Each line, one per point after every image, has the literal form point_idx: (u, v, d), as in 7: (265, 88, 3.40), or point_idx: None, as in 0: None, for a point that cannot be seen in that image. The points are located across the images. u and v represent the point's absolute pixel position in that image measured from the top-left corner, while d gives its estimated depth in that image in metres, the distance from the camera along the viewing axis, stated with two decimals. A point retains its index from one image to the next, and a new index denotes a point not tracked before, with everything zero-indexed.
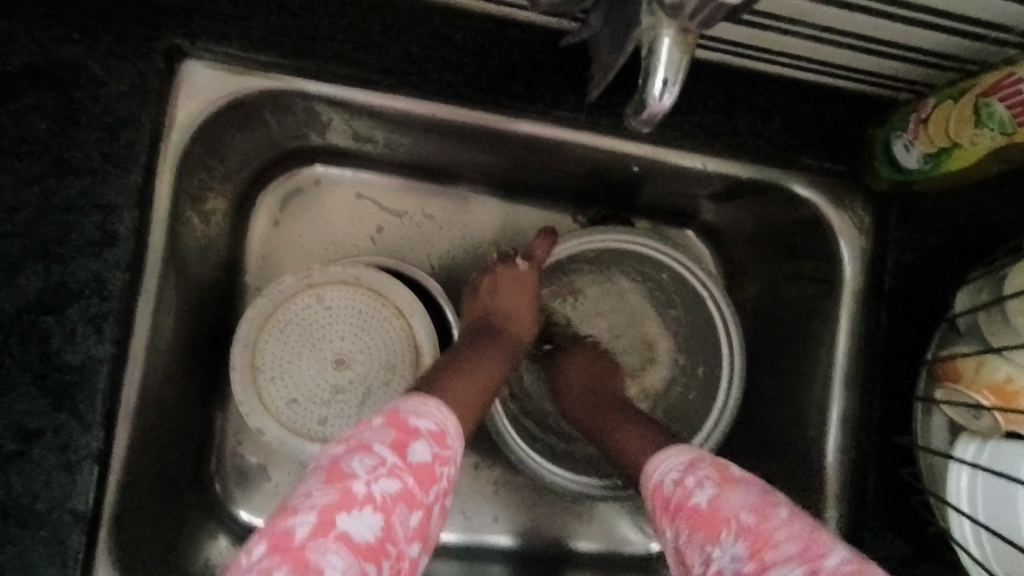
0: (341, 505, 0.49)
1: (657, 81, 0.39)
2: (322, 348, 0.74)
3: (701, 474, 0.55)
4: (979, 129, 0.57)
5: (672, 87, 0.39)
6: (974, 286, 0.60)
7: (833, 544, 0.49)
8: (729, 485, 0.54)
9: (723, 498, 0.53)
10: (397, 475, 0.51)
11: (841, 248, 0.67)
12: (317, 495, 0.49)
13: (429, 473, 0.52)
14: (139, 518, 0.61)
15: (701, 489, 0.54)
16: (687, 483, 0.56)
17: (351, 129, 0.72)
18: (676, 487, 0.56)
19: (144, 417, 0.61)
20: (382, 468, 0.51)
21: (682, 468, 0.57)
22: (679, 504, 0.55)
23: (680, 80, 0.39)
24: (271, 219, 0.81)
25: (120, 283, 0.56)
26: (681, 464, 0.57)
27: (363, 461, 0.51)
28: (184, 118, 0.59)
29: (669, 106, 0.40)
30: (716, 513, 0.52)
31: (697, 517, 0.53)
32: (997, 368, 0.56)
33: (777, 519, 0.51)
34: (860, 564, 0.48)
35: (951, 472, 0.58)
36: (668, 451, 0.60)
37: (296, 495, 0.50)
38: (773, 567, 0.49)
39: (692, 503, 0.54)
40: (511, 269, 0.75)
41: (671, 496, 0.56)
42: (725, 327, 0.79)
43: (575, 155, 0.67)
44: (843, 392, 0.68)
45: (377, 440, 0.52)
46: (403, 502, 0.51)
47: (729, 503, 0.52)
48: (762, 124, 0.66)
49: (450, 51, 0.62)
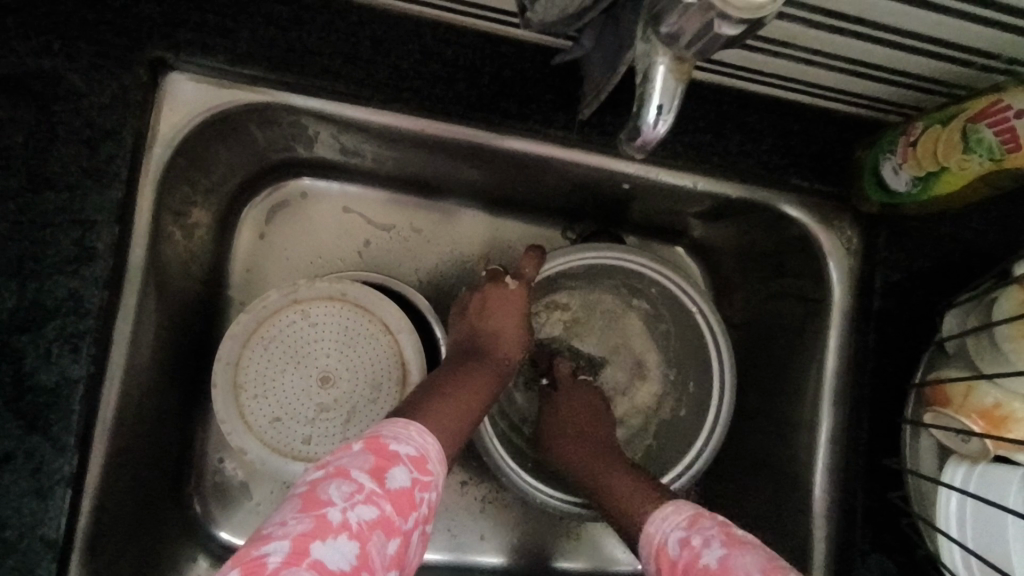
0: (316, 533, 0.47)
1: (652, 107, 0.38)
2: (306, 365, 0.73)
3: (709, 532, 0.52)
4: (967, 155, 0.57)
5: (667, 114, 0.38)
6: (963, 310, 0.60)
7: None
8: (738, 547, 0.50)
9: (732, 558, 0.49)
10: (375, 502, 0.50)
11: (829, 268, 0.67)
12: (291, 523, 0.48)
13: (408, 499, 0.52)
14: (113, 544, 0.59)
15: (710, 547, 0.51)
16: (694, 543, 0.53)
17: (338, 143, 0.71)
18: (683, 548, 0.53)
19: (121, 438, 0.59)
20: (359, 494, 0.50)
21: (683, 531, 0.54)
22: (689, 566, 0.51)
23: (675, 106, 0.39)
24: (256, 232, 0.80)
25: (98, 301, 0.54)
26: (684, 523, 0.55)
27: (340, 487, 0.50)
28: (168, 131, 0.58)
29: (663, 133, 0.39)
30: (727, 574, 0.49)
31: (706, 575, 0.50)
32: (985, 393, 0.56)
33: (743, 552, 0.50)
34: None
35: (941, 498, 0.58)
36: (670, 510, 0.57)
37: (269, 523, 0.48)
38: None
39: (700, 563, 0.51)
40: (501, 289, 0.73)
41: (677, 559, 0.53)
42: (714, 343, 0.76)
43: (564, 171, 0.67)
44: (832, 413, 0.68)
45: (355, 466, 0.51)
46: (380, 530, 0.50)
47: (739, 564, 0.49)
48: (752, 144, 0.66)
49: (440, 67, 0.61)
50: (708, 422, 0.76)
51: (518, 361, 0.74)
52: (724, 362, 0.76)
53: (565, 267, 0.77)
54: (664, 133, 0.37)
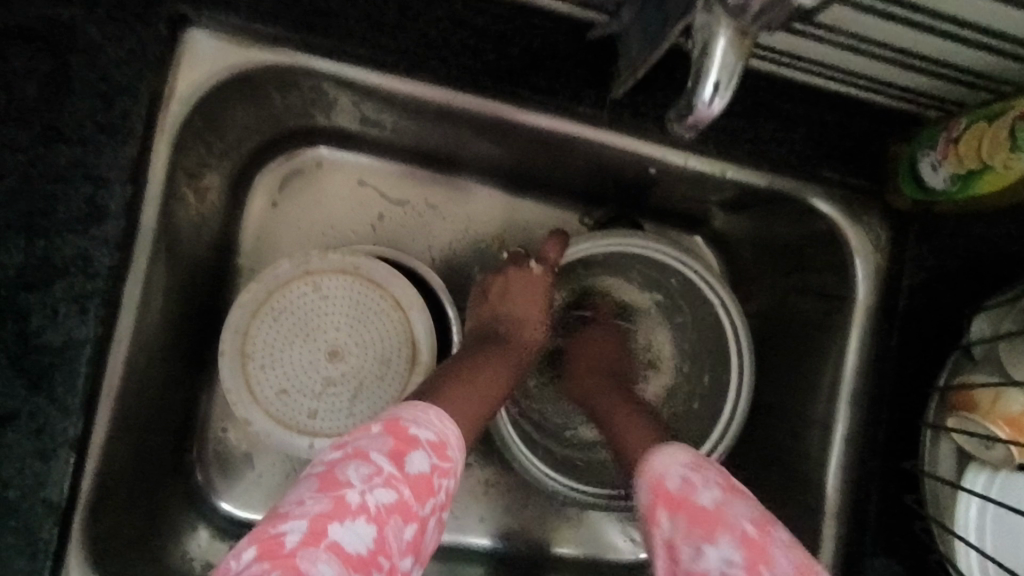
0: (334, 514, 0.48)
1: (709, 83, 0.36)
2: (316, 338, 0.72)
3: (711, 476, 0.53)
4: (1014, 152, 0.54)
5: (724, 91, 0.36)
6: (993, 313, 0.58)
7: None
8: (734, 493, 0.52)
9: (728, 504, 0.51)
10: (394, 486, 0.50)
11: (857, 267, 0.65)
12: (309, 503, 0.48)
13: (427, 485, 0.51)
14: (116, 508, 0.58)
15: (709, 488, 0.52)
16: (694, 481, 0.53)
17: (358, 112, 0.69)
18: (681, 483, 0.53)
19: (127, 404, 0.58)
20: (377, 476, 0.50)
21: (686, 467, 0.54)
22: (681, 500, 0.52)
23: (732, 85, 0.37)
24: (268, 199, 0.78)
25: (108, 261, 0.53)
26: (686, 462, 0.54)
27: (358, 470, 0.50)
28: (186, 88, 0.55)
29: (717, 113, 0.37)
30: (720, 514, 0.50)
31: (699, 513, 0.51)
32: (1015, 400, 0.54)
33: (775, 538, 0.49)
34: None
35: (961, 503, 0.57)
36: (670, 447, 0.56)
37: (288, 502, 0.48)
38: None
39: (697, 500, 0.51)
40: (524, 272, 0.73)
41: (672, 490, 0.53)
42: (733, 334, 0.75)
43: (592, 152, 0.65)
44: (849, 413, 0.66)
45: (373, 448, 0.51)
46: (398, 514, 0.49)
47: (733, 511, 0.50)
48: (786, 133, 0.64)
49: (471, 36, 0.59)
50: (725, 415, 0.75)
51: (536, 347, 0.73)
52: (742, 340, 0.74)
53: (591, 253, 0.75)
54: (720, 112, 0.35)
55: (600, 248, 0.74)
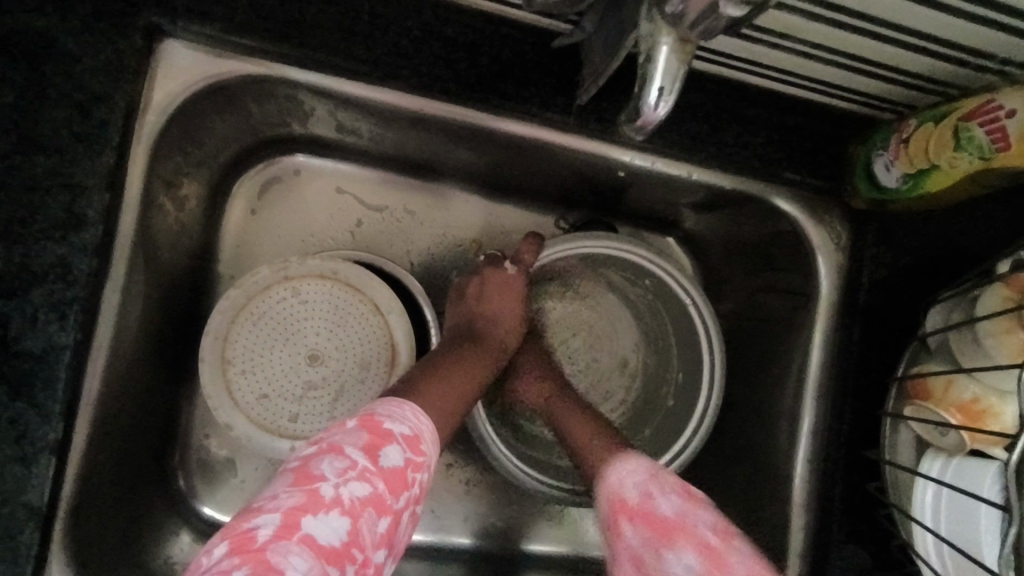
0: (308, 508, 0.49)
1: (653, 89, 0.38)
2: (295, 342, 0.73)
3: (667, 486, 0.58)
4: (958, 152, 0.57)
5: (669, 96, 0.38)
6: (947, 305, 0.60)
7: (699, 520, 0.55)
8: (694, 501, 0.56)
9: (688, 513, 0.55)
10: (367, 479, 0.51)
11: (818, 263, 0.69)
12: (282, 497, 0.49)
13: (400, 479, 0.53)
14: (96, 513, 0.59)
15: (666, 497, 0.57)
16: (653, 494, 0.57)
17: (335, 121, 0.71)
18: (639, 497, 0.58)
19: (106, 408, 0.58)
20: (352, 471, 0.51)
21: (642, 482, 0.59)
22: (643, 511, 0.57)
23: (676, 90, 0.39)
24: (248, 206, 0.79)
25: (87, 268, 0.54)
26: (643, 477, 0.59)
27: (333, 463, 0.51)
28: (163, 100, 0.57)
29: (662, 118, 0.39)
30: (682, 523, 0.55)
31: (660, 522, 0.55)
32: (964, 388, 0.56)
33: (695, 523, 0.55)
34: (722, 530, 0.54)
35: (917, 489, 0.59)
36: (624, 462, 0.61)
37: (262, 496, 0.50)
38: None
39: (656, 510, 0.56)
40: (499, 273, 0.75)
41: (633, 503, 0.58)
42: (706, 333, 0.77)
43: (562, 157, 0.67)
44: (815, 405, 0.69)
45: (349, 443, 0.53)
46: (372, 507, 0.51)
47: (694, 517, 0.55)
48: (748, 136, 0.67)
49: (441, 46, 0.61)
50: (698, 409, 0.76)
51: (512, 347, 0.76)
52: (714, 338, 0.76)
53: (559, 256, 0.77)
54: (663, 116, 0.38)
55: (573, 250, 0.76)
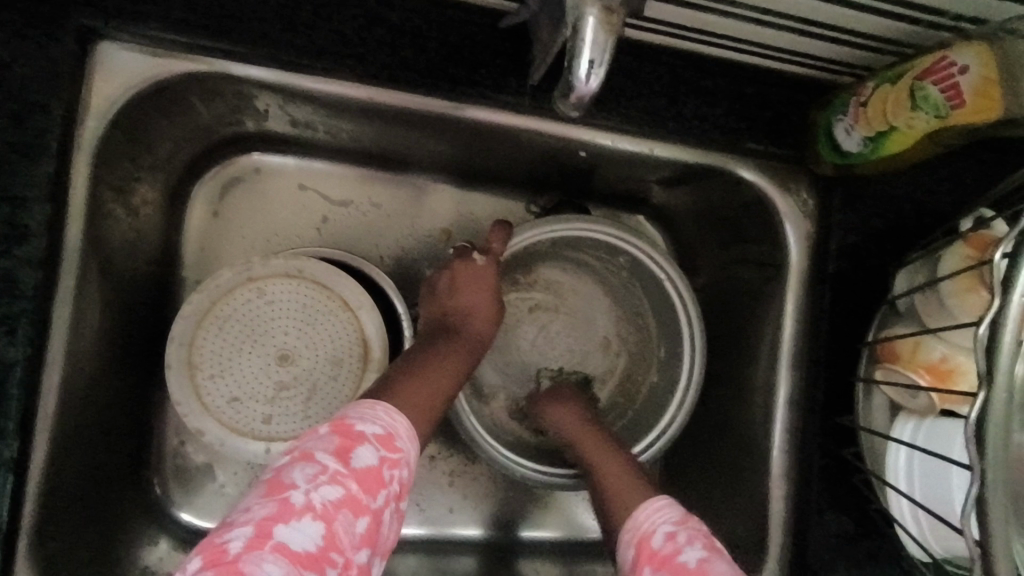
0: (280, 516, 0.48)
1: (583, 63, 0.38)
2: (264, 344, 0.72)
3: (692, 535, 0.54)
4: (915, 112, 0.56)
5: (599, 68, 0.38)
6: (914, 267, 0.60)
7: (688, 543, 0.53)
8: (717, 553, 0.52)
9: (711, 561, 0.51)
10: (340, 481, 0.50)
11: (788, 233, 0.68)
12: (254, 508, 0.49)
13: (375, 478, 0.52)
14: (64, 527, 0.58)
15: (691, 547, 0.53)
16: (678, 538, 0.54)
17: (287, 116, 0.70)
18: (665, 542, 0.54)
19: (68, 421, 0.58)
20: (323, 475, 0.50)
21: (671, 524, 0.56)
22: (667, 558, 0.53)
23: (608, 60, 0.39)
24: (209, 208, 0.78)
25: (33, 281, 0.53)
26: (673, 521, 0.56)
27: (304, 470, 0.50)
28: (101, 104, 0.56)
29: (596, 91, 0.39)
30: (701, 575, 0.50)
31: (681, 570, 0.51)
32: (932, 348, 0.56)
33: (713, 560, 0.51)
34: (712, 548, 0.53)
35: (890, 453, 0.59)
36: (659, 502, 0.59)
37: (234, 510, 0.49)
38: None
39: (678, 559, 0.52)
40: (470, 266, 0.74)
41: (658, 548, 0.54)
42: (685, 313, 0.76)
43: (521, 140, 0.66)
44: (790, 375, 0.69)
45: (319, 448, 0.52)
46: (347, 509, 0.50)
47: (716, 569, 0.50)
48: (706, 108, 0.66)
49: (387, 33, 0.59)
50: (681, 386, 0.76)
51: (490, 338, 0.75)
52: (692, 312, 0.76)
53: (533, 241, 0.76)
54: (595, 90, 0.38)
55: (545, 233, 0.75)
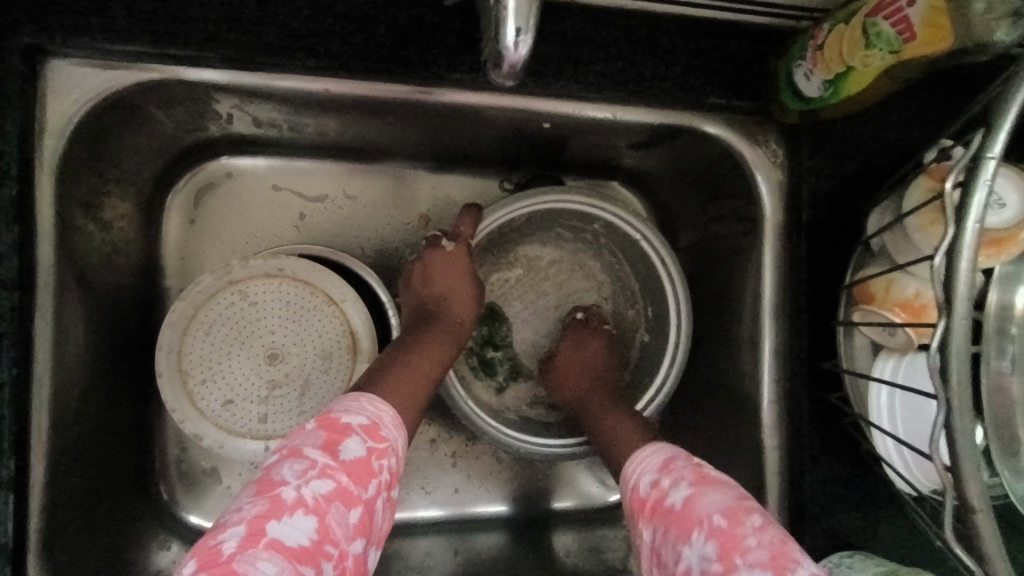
0: (272, 513, 0.49)
1: (510, 32, 0.42)
2: (252, 344, 0.73)
3: (680, 474, 0.55)
4: (869, 50, 0.56)
5: (526, 35, 0.42)
6: (883, 208, 0.60)
7: (680, 481, 0.55)
8: (705, 487, 0.53)
9: (698, 498, 0.52)
10: (330, 475, 0.51)
11: (761, 186, 0.67)
12: (246, 508, 0.49)
13: (365, 469, 0.53)
14: (74, 538, 0.60)
15: (677, 488, 0.54)
16: (663, 484, 0.56)
17: (249, 116, 0.70)
18: (653, 489, 0.56)
19: (64, 437, 0.59)
20: (312, 470, 0.51)
21: (657, 472, 0.57)
22: (656, 504, 0.55)
23: (534, 25, 0.42)
24: (184, 217, 0.78)
25: (11, 302, 0.54)
26: (656, 468, 0.58)
27: (293, 467, 0.51)
28: (57, 121, 0.56)
29: (528, 53, 0.44)
30: (690, 513, 0.52)
31: (671, 514, 0.53)
32: (906, 285, 0.56)
33: (706, 497, 0.52)
34: (701, 482, 0.54)
35: (871, 392, 0.59)
36: (646, 453, 0.60)
37: (226, 511, 0.49)
38: (736, 567, 0.48)
39: (668, 502, 0.54)
40: (440, 253, 0.74)
41: (647, 496, 0.57)
42: (667, 274, 0.76)
43: (483, 116, 0.66)
44: (774, 327, 0.69)
45: (307, 445, 0.53)
46: (338, 501, 0.51)
47: (703, 504, 0.52)
48: (665, 67, 0.65)
49: (335, 22, 0.59)
50: (669, 348, 0.76)
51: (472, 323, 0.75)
52: (671, 269, 0.76)
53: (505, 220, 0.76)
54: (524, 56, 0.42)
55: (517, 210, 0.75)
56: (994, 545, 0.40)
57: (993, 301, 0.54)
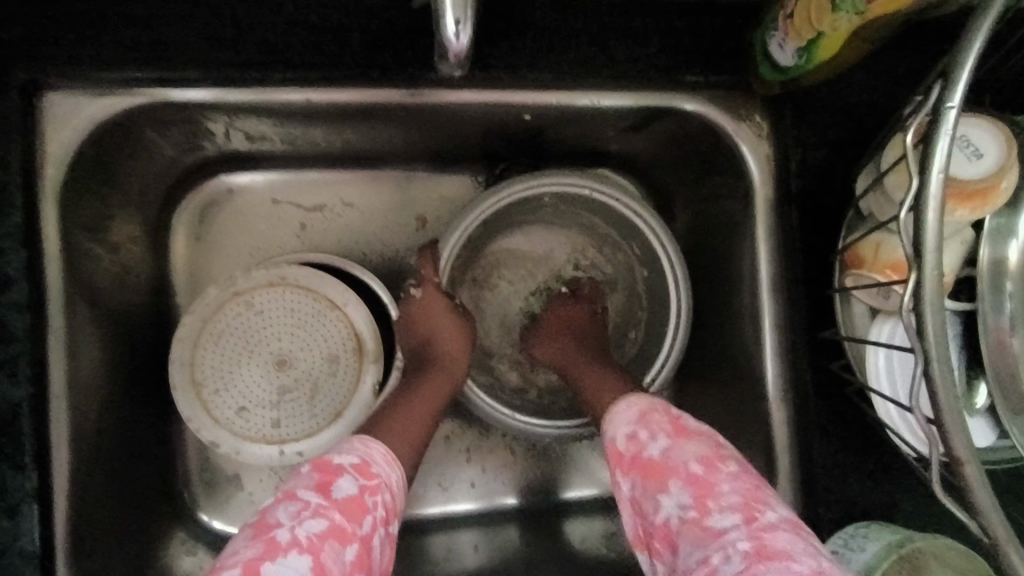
0: (266, 554, 0.50)
1: (450, 23, 0.44)
2: (261, 352, 0.75)
3: (656, 423, 0.57)
4: (836, 14, 0.56)
5: (465, 25, 0.44)
6: (866, 169, 0.59)
7: (655, 432, 0.56)
8: (682, 436, 0.55)
9: (675, 448, 0.54)
10: (323, 514, 0.52)
11: (745, 153, 0.67)
12: (241, 551, 0.50)
13: (358, 506, 0.54)
14: (100, 545, 0.64)
15: (654, 439, 0.56)
16: (641, 436, 0.57)
17: (241, 132, 0.72)
18: (629, 441, 0.57)
19: (86, 449, 0.63)
20: (306, 510, 0.52)
21: (632, 424, 0.58)
22: (633, 456, 0.56)
23: (471, 15, 0.45)
24: (191, 235, 0.81)
25: (24, 324, 0.58)
26: (633, 419, 0.58)
27: (287, 509, 0.52)
28: (57, 150, 0.60)
29: (469, 42, 0.46)
30: (667, 461, 0.54)
31: (649, 465, 0.55)
32: (893, 246, 0.56)
33: (685, 447, 0.54)
34: (680, 432, 0.56)
35: (869, 357, 0.59)
36: (621, 407, 0.61)
37: (221, 555, 0.50)
38: (710, 513, 0.51)
39: (644, 453, 0.55)
40: (413, 301, 0.74)
41: (624, 451, 0.57)
42: (660, 244, 0.75)
43: (462, 113, 0.68)
44: (772, 301, 0.68)
45: (301, 487, 0.54)
46: (333, 539, 0.52)
47: (679, 453, 0.54)
48: (639, 48, 0.65)
49: (308, 33, 0.61)
50: (672, 319, 0.75)
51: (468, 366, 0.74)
52: (667, 244, 0.75)
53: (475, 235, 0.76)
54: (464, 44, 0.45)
55: (488, 210, 0.74)
56: (984, 498, 0.40)
57: (985, 256, 0.53)
